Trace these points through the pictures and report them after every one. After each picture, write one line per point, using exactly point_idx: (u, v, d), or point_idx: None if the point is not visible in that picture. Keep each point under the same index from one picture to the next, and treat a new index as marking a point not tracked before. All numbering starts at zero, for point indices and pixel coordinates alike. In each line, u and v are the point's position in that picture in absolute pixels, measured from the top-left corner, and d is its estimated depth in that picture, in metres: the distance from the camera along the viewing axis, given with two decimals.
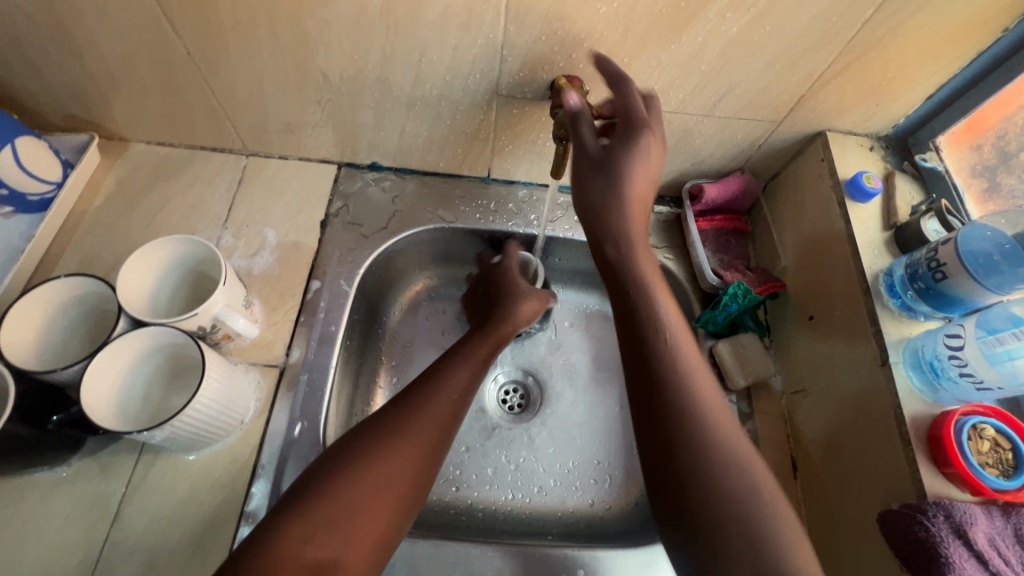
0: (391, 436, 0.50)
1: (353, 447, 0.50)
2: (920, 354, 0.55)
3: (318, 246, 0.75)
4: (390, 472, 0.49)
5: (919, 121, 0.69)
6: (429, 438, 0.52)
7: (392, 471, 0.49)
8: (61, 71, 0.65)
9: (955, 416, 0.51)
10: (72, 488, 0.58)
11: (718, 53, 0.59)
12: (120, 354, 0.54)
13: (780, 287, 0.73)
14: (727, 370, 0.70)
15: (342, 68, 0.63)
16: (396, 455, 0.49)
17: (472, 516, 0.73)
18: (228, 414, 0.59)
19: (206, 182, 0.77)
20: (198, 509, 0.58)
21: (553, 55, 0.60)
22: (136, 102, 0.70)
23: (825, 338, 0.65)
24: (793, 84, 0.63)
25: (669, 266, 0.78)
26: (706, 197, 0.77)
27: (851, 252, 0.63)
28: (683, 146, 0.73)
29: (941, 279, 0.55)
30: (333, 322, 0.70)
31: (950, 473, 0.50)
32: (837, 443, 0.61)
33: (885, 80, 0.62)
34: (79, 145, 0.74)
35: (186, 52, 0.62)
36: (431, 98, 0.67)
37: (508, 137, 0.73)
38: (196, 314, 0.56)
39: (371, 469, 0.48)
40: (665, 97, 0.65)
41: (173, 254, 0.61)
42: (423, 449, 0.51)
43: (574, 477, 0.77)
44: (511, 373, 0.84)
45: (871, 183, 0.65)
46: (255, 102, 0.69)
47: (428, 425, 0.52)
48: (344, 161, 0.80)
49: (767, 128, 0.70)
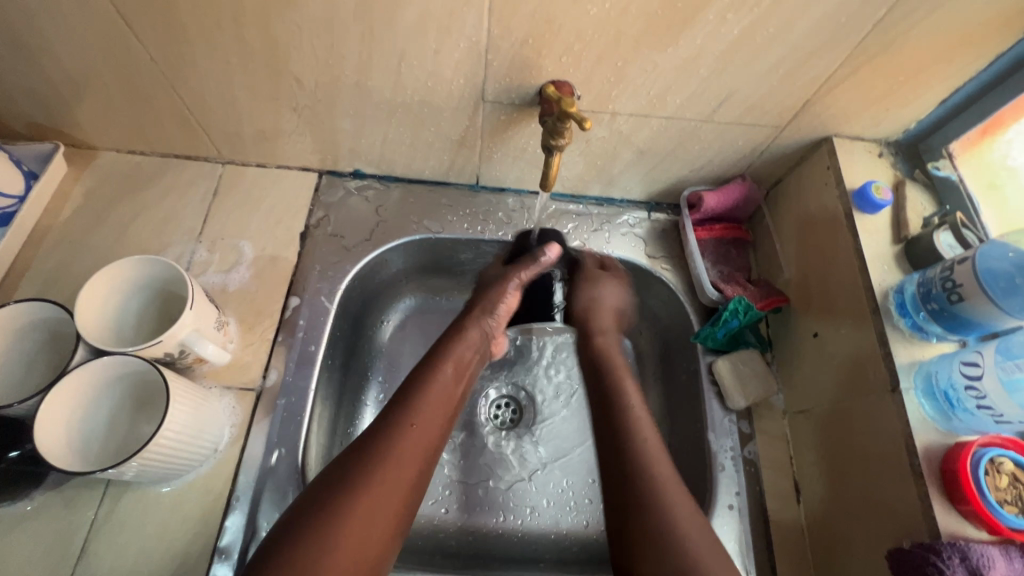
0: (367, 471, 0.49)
1: (316, 506, 0.46)
2: (933, 381, 0.51)
3: (297, 259, 0.71)
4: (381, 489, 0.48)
5: (931, 126, 0.65)
6: (401, 482, 0.50)
7: (359, 523, 0.46)
8: (18, 78, 0.61)
9: (971, 449, 0.48)
10: (33, 525, 0.55)
11: (718, 56, 0.55)
12: (79, 386, 0.51)
13: (783, 301, 0.69)
14: (727, 389, 0.67)
15: (317, 74, 0.59)
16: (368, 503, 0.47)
17: (461, 541, 0.70)
18: (200, 444, 0.56)
19: (180, 193, 0.73)
20: (170, 544, 0.55)
21: (541, 61, 0.56)
22: (101, 110, 0.66)
23: (831, 356, 0.61)
24: (798, 89, 0.59)
25: (667, 278, 0.75)
26: (705, 207, 0.74)
27: (859, 266, 0.60)
28: (681, 152, 0.69)
29: (956, 301, 0.52)
30: (312, 342, 0.66)
31: (965, 511, 0.47)
32: (845, 468, 0.57)
33: (896, 83, 0.59)
34: (43, 154, 0.70)
35: (149, 58, 0.58)
36: (414, 104, 0.63)
37: (496, 144, 0.69)
38: (160, 342, 0.53)
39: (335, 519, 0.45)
40: (662, 102, 0.61)
41: (137, 274, 0.57)
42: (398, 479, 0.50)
43: (569, 497, 0.73)
44: (503, 387, 0.80)
45: (881, 193, 0.61)
46: (228, 109, 0.65)
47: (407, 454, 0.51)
48: (325, 169, 0.76)
49: (770, 134, 0.66)
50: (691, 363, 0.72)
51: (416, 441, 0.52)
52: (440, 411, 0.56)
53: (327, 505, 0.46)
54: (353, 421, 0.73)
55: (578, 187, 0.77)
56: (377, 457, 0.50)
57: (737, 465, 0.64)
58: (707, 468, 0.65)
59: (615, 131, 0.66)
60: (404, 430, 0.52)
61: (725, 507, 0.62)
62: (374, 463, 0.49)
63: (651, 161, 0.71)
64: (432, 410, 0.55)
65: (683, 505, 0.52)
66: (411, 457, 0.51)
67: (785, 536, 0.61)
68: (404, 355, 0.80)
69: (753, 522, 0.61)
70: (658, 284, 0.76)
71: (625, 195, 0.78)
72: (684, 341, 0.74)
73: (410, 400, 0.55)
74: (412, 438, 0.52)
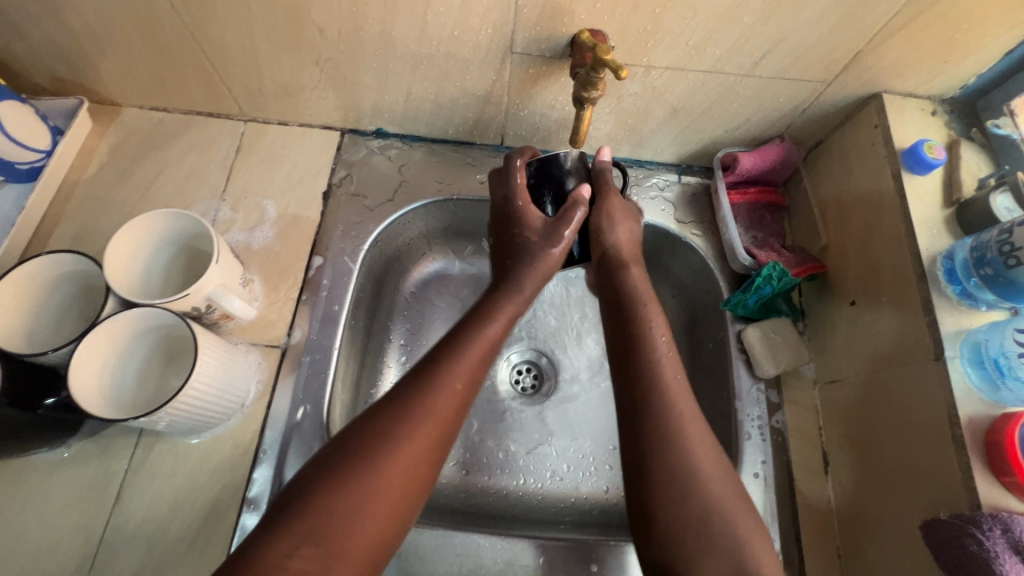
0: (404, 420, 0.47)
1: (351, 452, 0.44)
2: (982, 350, 0.49)
3: (320, 219, 0.70)
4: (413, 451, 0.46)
5: (992, 81, 0.60)
6: (427, 441, 0.47)
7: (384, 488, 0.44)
8: (41, 28, 0.60)
9: (1019, 421, 0.46)
10: (71, 471, 0.56)
11: (764, 3, 0.52)
12: (112, 337, 0.52)
13: (819, 268, 0.67)
14: (756, 356, 0.65)
15: (340, 23, 0.57)
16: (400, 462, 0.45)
17: (482, 501, 0.70)
18: (226, 398, 0.57)
19: (202, 151, 0.72)
20: (201, 493, 0.56)
21: (574, 7, 0.53)
22: (123, 63, 0.65)
23: (867, 323, 0.59)
24: (850, 38, 0.55)
25: (696, 243, 0.72)
26: (740, 168, 0.71)
27: (904, 230, 0.57)
28: (716, 111, 0.66)
29: (1014, 265, 0.49)
30: (336, 301, 0.66)
31: (1008, 483, 0.46)
32: (878, 439, 0.56)
33: (957, 33, 0.54)
34: (69, 110, 0.70)
35: (169, 7, 0.57)
36: (439, 56, 0.61)
37: (523, 101, 0.66)
38: (188, 295, 0.53)
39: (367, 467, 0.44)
40: (700, 54, 0.58)
41: (165, 228, 0.57)
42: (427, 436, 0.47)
43: (590, 462, 0.73)
44: (525, 352, 0.80)
45: (933, 152, 0.57)
46: (249, 62, 0.64)
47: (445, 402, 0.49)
48: (347, 128, 0.75)
49: (814, 90, 0.62)
50: (719, 331, 0.70)
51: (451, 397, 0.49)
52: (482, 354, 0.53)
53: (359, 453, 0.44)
54: (372, 384, 0.73)
55: (607, 148, 0.74)
56: (409, 407, 0.47)
57: (764, 434, 0.63)
58: (733, 435, 0.64)
59: (648, 86, 0.63)
60: (445, 392, 0.49)
61: (751, 476, 0.61)
62: (407, 425, 0.46)
63: (684, 120, 0.68)
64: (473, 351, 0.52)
65: (715, 481, 0.47)
66: (444, 419, 0.48)
67: (811, 506, 0.60)
68: (429, 319, 0.79)
69: (779, 491, 0.60)
70: (687, 250, 0.74)
71: (655, 156, 0.75)
72: (712, 309, 0.71)
73: (450, 359, 0.51)
74: (453, 396, 0.49)
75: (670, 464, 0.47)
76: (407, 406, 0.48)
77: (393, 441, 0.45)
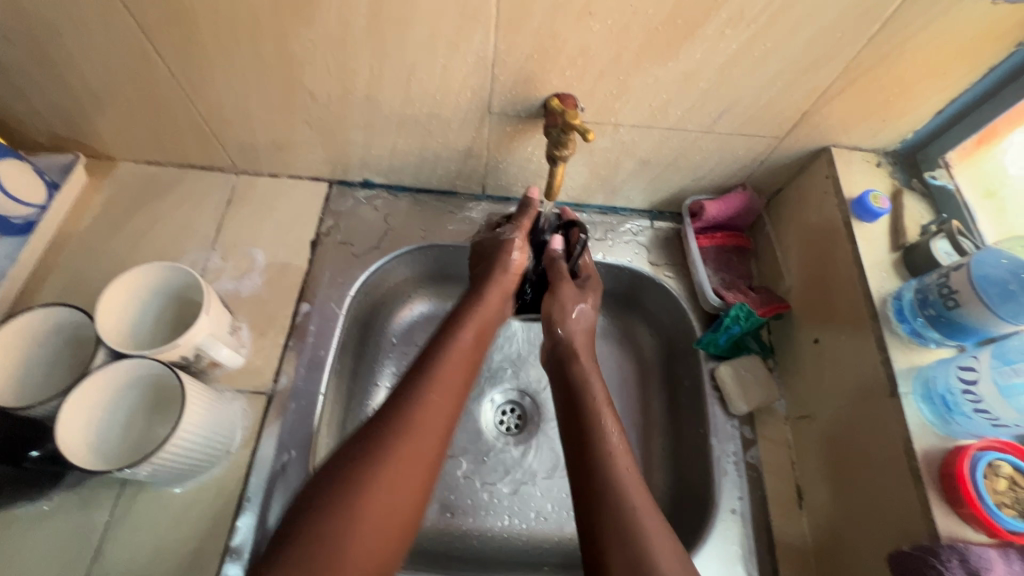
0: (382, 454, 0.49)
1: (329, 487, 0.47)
2: (931, 386, 0.53)
3: (308, 266, 0.73)
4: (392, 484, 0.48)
5: (928, 137, 0.66)
6: (406, 476, 0.49)
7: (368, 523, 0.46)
8: (44, 91, 0.63)
9: (969, 453, 0.49)
10: (51, 524, 0.56)
11: (717, 70, 0.57)
12: (99, 387, 0.53)
13: (784, 308, 0.70)
14: (729, 394, 0.68)
15: (329, 87, 0.62)
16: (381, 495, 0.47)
17: (467, 544, 0.70)
18: (212, 446, 0.57)
19: (194, 203, 0.75)
20: (184, 543, 0.56)
21: (546, 75, 0.58)
22: (120, 122, 0.69)
23: (831, 361, 0.62)
24: (796, 100, 0.61)
25: (670, 285, 0.76)
26: (706, 215, 0.75)
27: (857, 273, 0.61)
28: (682, 163, 0.71)
29: (953, 307, 0.53)
30: (322, 346, 0.68)
31: (964, 513, 0.48)
32: (846, 472, 0.58)
33: (891, 95, 0.60)
34: (65, 165, 0.73)
35: (169, 73, 0.61)
36: (422, 116, 0.65)
37: (502, 155, 0.71)
38: (177, 345, 0.55)
39: (353, 505, 0.46)
40: (663, 114, 0.63)
41: (157, 279, 0.59)
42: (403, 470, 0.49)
43: (574, 502, 0.74)
44: (508, 393, 0.82)
45: (878, 202, 0.62)
46: (242, 121, 0.67)
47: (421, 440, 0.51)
48: (335, 179, 0.78)
49: (770, 144, 0.68)
50: (694, 369, 0.72)
51: (425, 433, 0.51)
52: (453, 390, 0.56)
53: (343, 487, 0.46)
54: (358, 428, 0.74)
55: (583, 196, 0.78)
56: (389, 441, 0.50)
57: (740, 469, 0.65)
58: (710, 472, 0.65)
59: (618, 142, 0.67)
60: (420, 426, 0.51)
61: (728, 512, 0.62)
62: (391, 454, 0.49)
63: (653, 171, 0.72)
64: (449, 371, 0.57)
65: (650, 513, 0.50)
66: (425, 451, 0.51)
67: (787, 540, 0.61)
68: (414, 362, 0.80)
69: (756, 526, 0.62)
70: (661, 291, 0.77)
71: (628, 204, 0.79)
72: (687, 348, 0.74)
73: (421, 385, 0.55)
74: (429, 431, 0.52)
75: (622, 529, 0.49)
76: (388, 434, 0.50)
77: (375, 467, 0.48)
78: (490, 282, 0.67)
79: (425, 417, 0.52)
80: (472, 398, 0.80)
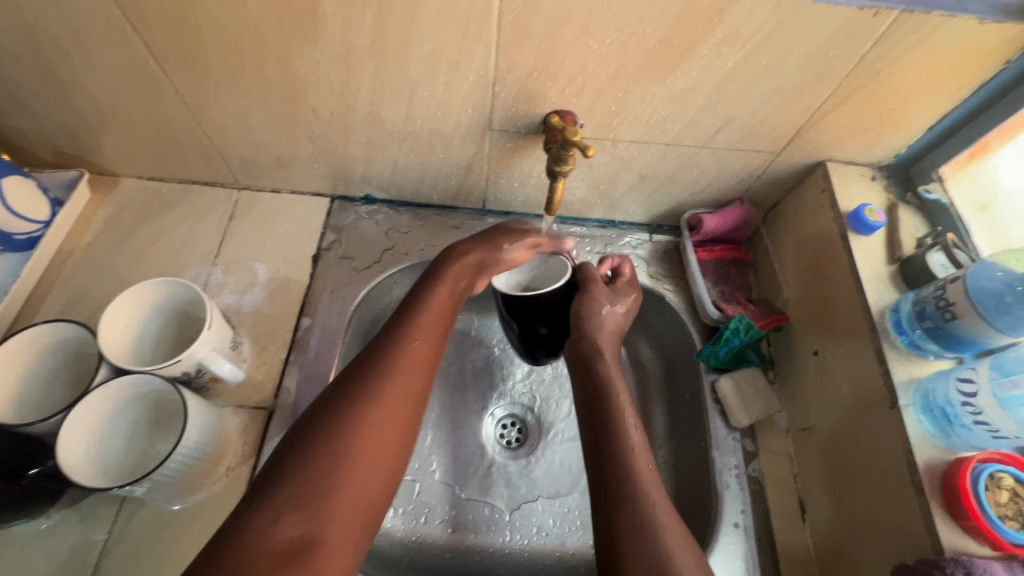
0: (376, 382, 0.48)
1: (322, 417, 0.46)
2: (931, 398, 0.53)
3: (309, 281, 0.73)
4: (388, 413, 0.47)
5: (921, 151, 0.67)
6: (399, 403, 0.48)
7: (366, 448, 0.45)
8: (49, 109, 0.64)
9: (970, 465, 0.49)
10: (50, 544, 0.55)
11: (714, 87, 0.58)
12: (101, 404, 0.53)
13: (784, 320, 0.71)
14: (730, 407, 0.68)
15: (332, 104, 0.63)
16: (375, 426, 0.46)
17: (469, 560, 0.70)
18: (210, 462, 0.57)
19: (197, 218, 0.75)
20: (183, 561, 0.56)
21: (546, 92, 0.59)
22: (124, 139, 0.69)
23: (831, 374, 0.63)
24: (791, 116, 0.62)
25: (669, 297, 0.77)
26: (705, 228, 0.76)
27: (855, 286, 0.61)
28: (680, 177, 0.72)
29: (950, 319, 0.54)
30: (324, 361, 0.68)
31: (968, 526, 0.48)
32: (848, 484, 0.58)
33: (885, 111, 0.61)
34: (68, 181, 0.73)
35: (174, 90, 0.62)
36: (423, 132, 0.66)
37: (502, 170, 0.72)
38: (178, 361, 0.55)
39: (349, 433, 0.45)
40: (661, 129, 0.64)
41: (158, 295, 0.60)
42: (399, 400, 0.48)
43: (576, 516, 0.74)
44: (509, 407, 0.81)
45: (875, 215, 0.63)
46: (245, 138, 0.68)
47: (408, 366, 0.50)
48: (337, 195, 0.79)
49: (766, 159, 0.69)
50: (694, 382, 0.73)
51: (417, 360, 0.51)
52: (440, 325, 0.55)
53: (336, 416, 0.46)
54: None
55: (582, 211, 0.79)
56: (383, 368, 0.49)
57: (742, 483, 0.65)
58: (713, 487, 0.65)
59: (616, 157, 0.68)
60: (409, 354, 0.51)
61: (731, 526, 0.62)
62: (381, 381, 0.48)
63: (651, 185, 0.73)
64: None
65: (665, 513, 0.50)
66: (414, 376, 0.50)
67: (792, 555, 0.61)
68: None
69: (760, 540, 0.62)
70: (661, 304, 0.78)
71: (627, 217, 0.80)
72: (688, 360, 0.75)
73: (411, 322, 0.54)
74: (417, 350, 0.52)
75: (638, 523, 0.49)
76: (381, 355, 0.50)
77: (368, 393, 0.47)
78: (476, 244, 0.62)
79: (416, 345, 0.52)
80: (472, 413, 0.80)
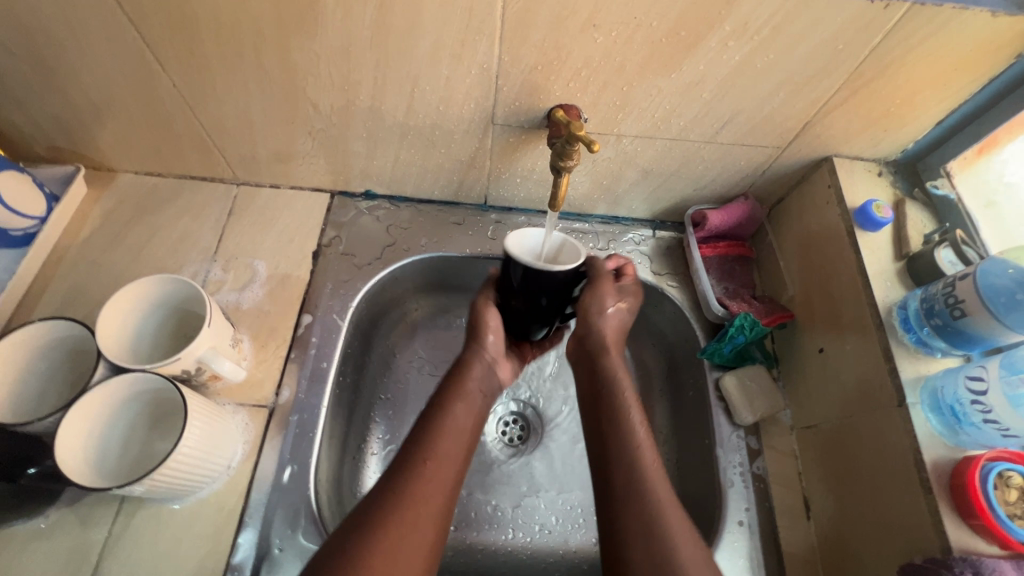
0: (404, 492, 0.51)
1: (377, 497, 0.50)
2: (939, 396, 0.52)
3: (309, 277, 0.72)
4: (422, 499, 0.51)
5: (929, 146, 0.67)
6: (435, 493, 0.52)
7: (406, 523, 0.49)
8: (45, 103, 0.63)
9: (979, 464, 0.49)
10: (49, 543, 0.55)
11: (720, 81, 0.57)
12: (100, 402, 0.52)
13: (788, 317, 0.70)
14: (735, 404, 0.68)
15: (332, 99, 0.62)
16: (411, 512, 0.49)
17: (472, 559, 0.69)
18: (211, 461, 0.56)
19: (195, 214, 0.74)
20: (184, 561, 0.55)
21: (550, 86, 0.59)
22: (121, 134, 0.68)
23: (837, 370, 0.62)
24: (798, 111, 0.61)
25: (673, 294, 0.76)
26: (709, 224, 0.75)
27: (862, 283, 0.61)
28: (684, 172, 0.71)
29: (959, 316, 0.53)
30: (324, 358, 0.67)
31: (976, 525, 0.48)
32: (853, 481, 0.58)
33: (892, 106, 0.60)
34: (64, 177, 0.72)
35: (171, 84, 0.61)
36: (424, 127, 0.65)
37: (504, 165, 0.71)
38: (178, 359, 0.54)
39: (397, 520, 0.48)
40: (666, 124, 0.63)
41: (157, 292, 0.59)
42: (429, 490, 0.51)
43: (578, 514, 0.73)
44: (511, 404, 0.81)
45: (881, 212, 0.62)
46: (244, 132, 0.67)
47: (440, 454, 0.54)
48: (337, 190, 0.78)
49: (771, 154, 0.68)
50: (698, 379, 0.72)
51: (441, 457, 0.54)
52: (457, 444, 0.56)
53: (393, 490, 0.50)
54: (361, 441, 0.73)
55: (585, 207, 0.78)
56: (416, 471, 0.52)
57: (746, 481, 0.64)
58: (717, 484, 0.65)
59: (620, 152, 0.67)
60: (441, 446, 0.55)
61: (736, 524, 0.62)
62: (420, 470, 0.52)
63: (655, 181, 0.72)
64: (451, 442, 0.56)
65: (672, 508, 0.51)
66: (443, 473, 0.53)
67: (797, 553, 0.61)
68: (412, 373, 0.80)
69: (764, 538, 0.61)
70: (664, 301, 0.77)
71: (630, 213, 0.79)
72: (691, 357, 0.74)
73: (433, 422, 0.57)
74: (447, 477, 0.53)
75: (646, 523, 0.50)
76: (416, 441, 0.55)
77: (409, 480, 0.51)
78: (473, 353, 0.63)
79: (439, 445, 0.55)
80: None
